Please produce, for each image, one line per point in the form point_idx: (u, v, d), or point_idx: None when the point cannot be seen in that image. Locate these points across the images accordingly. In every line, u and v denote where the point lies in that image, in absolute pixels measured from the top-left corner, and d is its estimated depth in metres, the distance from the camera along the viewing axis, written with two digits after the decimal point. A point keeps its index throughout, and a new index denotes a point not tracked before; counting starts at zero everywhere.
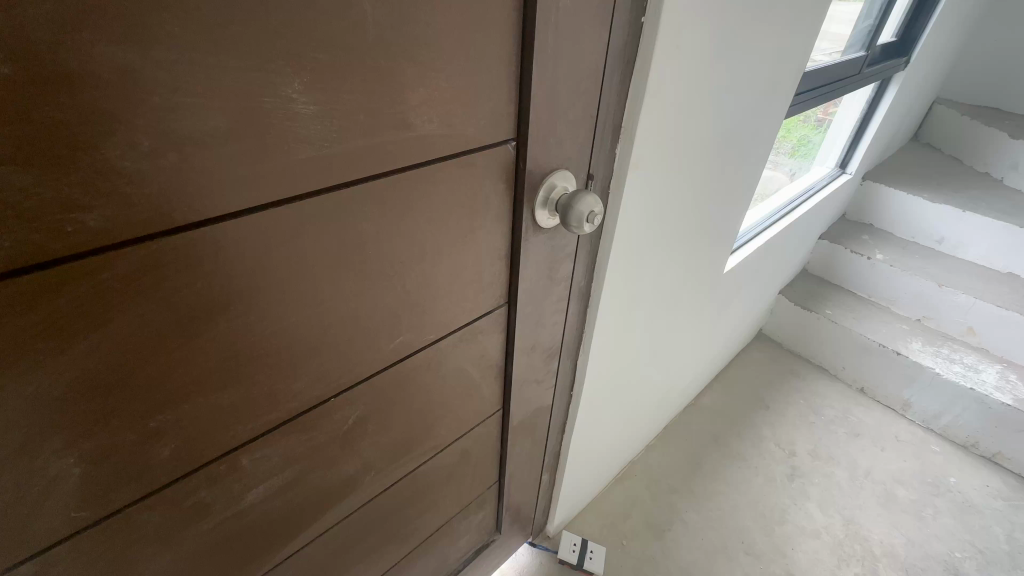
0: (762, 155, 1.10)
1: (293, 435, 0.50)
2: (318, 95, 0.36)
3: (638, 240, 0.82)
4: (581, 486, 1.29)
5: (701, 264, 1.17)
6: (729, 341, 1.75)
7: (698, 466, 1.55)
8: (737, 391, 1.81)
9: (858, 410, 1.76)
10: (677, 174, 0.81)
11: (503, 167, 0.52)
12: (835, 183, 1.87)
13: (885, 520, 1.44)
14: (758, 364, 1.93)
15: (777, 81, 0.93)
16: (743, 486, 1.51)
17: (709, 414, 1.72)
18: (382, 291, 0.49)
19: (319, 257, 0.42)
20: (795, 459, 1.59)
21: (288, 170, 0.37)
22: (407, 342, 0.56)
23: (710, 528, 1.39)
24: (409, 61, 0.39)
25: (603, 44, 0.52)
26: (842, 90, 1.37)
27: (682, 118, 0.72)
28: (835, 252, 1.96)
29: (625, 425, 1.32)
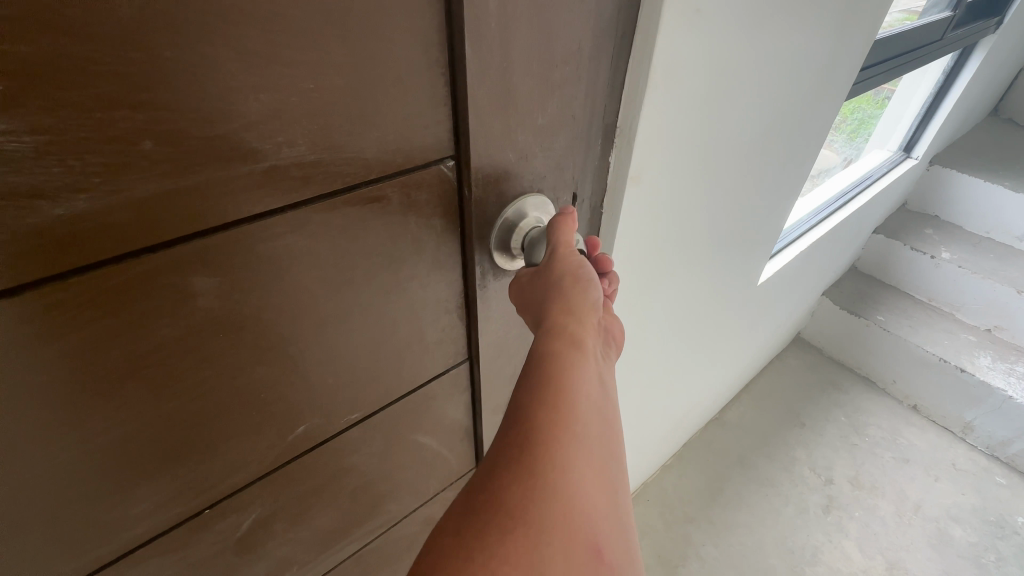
0: (814, 145, 0.89)
1: (149, 559, 0.38)
2: (38, 115, 0.20)
3: (643, 264, 0.66)
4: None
5: (730, 276, 0.99)
6: (762, 350, 1.56)
7: (720, 492, 1.40)
8: (770, 405, 1.62)
9: (909, 431, 1.56)
10: (696, 180, 0.64)
11: (439, 199, 0.36)
12: (896, 170, 1.61)
13: (936, 564, 1.27)
14: (793, 374, 1.72)
15: (838, 53, 0.72)
16: (770, 517, 1.35)
17: (735, 430, 1.55)
18: (258, 376, 0.35)
19: (131, 354, 0.29)
20: (831, 488, 1.41)
21: (19, 241, 0.22)
22: (315, 429, 0.41)
23: (729, 565, 1.26)
24: (225, 48, 0.23)
25: (588, 12, 0.35)
26: (916, 62, 1.12)
27: (702, 111, 0.54)
28: (891, 248, 1.71)
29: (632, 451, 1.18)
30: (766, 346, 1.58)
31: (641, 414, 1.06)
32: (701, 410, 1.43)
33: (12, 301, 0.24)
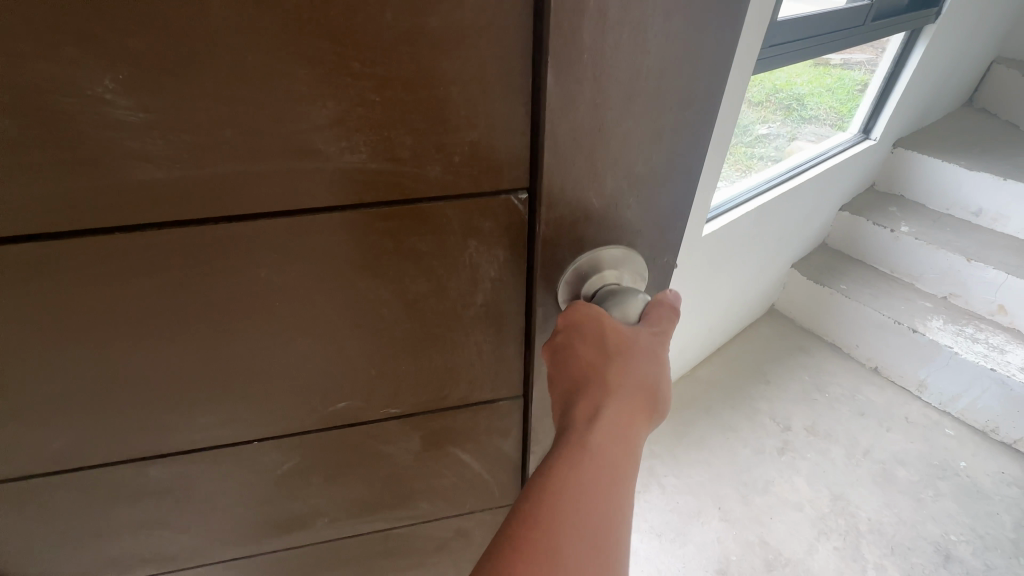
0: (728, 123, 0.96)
1: (202, 463, 0.45)
2: (146, 97, 0.26)
3: None
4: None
5: None
6: (738, 313, 1.66)
7: (685, 434, 1.59)
8: (740, 365, 1.75)
9: (868, 390, 1.68)
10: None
11: (501, 231, 0.34)
12: (852, 150, 1.57)
13: (877, 498, 1.44)
14: (764, 338, 1.83)
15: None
16: (728, 455, 1.54)
17: (704, 384, 1.70)
18: (300, 348, 0.38)
19: (202, 301, 0.34)
20: (788, 434, 1.58)
21: (127, 193, 0.29)
22: (355, 410, 0.44)
23: (688, 492, 1.48)
24: (297, 55, 0.25)
25: (728, 54, 0.28)
26: (820, 47, 1.15)
27: None
28: (855, 225, 1.79)
29: None
30: (742, 310, 1.70)
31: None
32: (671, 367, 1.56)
33: (120, 234, 0.30)
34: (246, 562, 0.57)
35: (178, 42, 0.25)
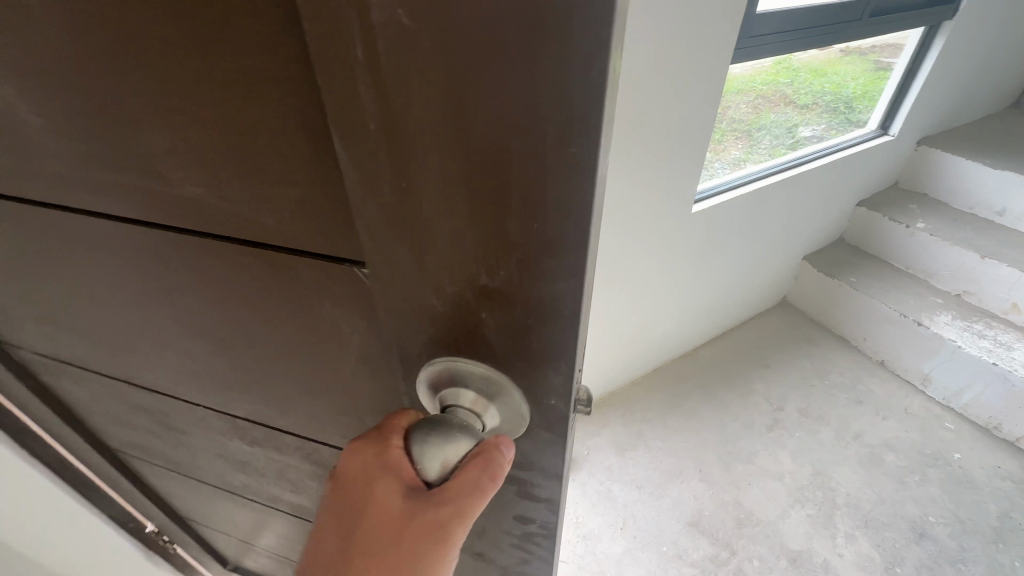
0: (697, 114, 1.26)
1: (162, 403, 0.53)
2: (40, 109, 0.30)
3: None
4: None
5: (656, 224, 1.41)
6: (738, 295, 1.87)
7: (678, 406, 1.71)
8: (742, 348, 1.90)
9: (870, 381, 1.76)
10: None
11: (357, 302, 0.32)
12: (871, 142, 1.82)
13: (859, 477, 1.49)
14: (772, 326, 1.99)
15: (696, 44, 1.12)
16: (720, 428, 1.64)
17: (702, 362, 1.86)
18: (204, 341, 0.42)
19: (124, 283, 0.39)
20: (780, 414, 1.67)
21: (50, 184, 0.34)
22: (262, 410, 0.47)
23: (671, 455, 1.58)
24: (138, 87, 0.26)
25: (571, 163, 0.21)
26: (818, 38, 1.41)
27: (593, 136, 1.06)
28: (871, 219, 1.93)
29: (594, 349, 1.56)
30: (745, 293, 1.90)
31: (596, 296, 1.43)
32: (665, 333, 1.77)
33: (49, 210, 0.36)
34: (247, 505, 0.69)
35: (46, 62, 0.27)
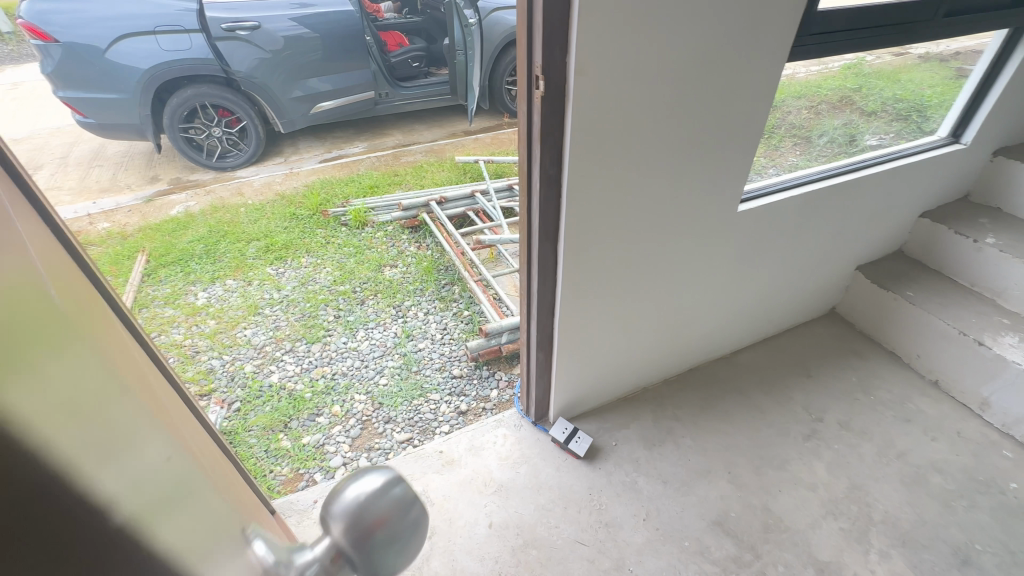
0: (750, 112, 1.22)
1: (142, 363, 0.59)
2: None
3: (622, 225, 1.25)
4: (582, 372, 1.58)
5: (708, 231, 1.44)
6: (786, 301, 1.92)
7: (713, 407, 1.74)
8: (785, 357, 1.94)
9: (921, 400, 1.74)
10: (576, 135, 1.02)
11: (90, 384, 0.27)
12: (940, 150, 1.77)
13: (900, 496, 1.45)
14: (818, 337, 2.02)
15: (752, 46, 1.10)
16: (754, 432, 1.65)
17: (741, 367, 1.90)
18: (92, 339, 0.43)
19: None
20: (818, 424, 1.67)
21: None
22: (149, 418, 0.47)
23: (700, 454, 1.58)
24: None
25: None
26: (891, 39, 1.33)
27: (651, 144, 1.13)
28: (935, 231, 1.91)
29: (631, 343, 1.60)
30: (792, 301, 1.94)
31: (634, 292, 1.45)
32: (704, 334, 1.79)
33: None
34: None
35: None
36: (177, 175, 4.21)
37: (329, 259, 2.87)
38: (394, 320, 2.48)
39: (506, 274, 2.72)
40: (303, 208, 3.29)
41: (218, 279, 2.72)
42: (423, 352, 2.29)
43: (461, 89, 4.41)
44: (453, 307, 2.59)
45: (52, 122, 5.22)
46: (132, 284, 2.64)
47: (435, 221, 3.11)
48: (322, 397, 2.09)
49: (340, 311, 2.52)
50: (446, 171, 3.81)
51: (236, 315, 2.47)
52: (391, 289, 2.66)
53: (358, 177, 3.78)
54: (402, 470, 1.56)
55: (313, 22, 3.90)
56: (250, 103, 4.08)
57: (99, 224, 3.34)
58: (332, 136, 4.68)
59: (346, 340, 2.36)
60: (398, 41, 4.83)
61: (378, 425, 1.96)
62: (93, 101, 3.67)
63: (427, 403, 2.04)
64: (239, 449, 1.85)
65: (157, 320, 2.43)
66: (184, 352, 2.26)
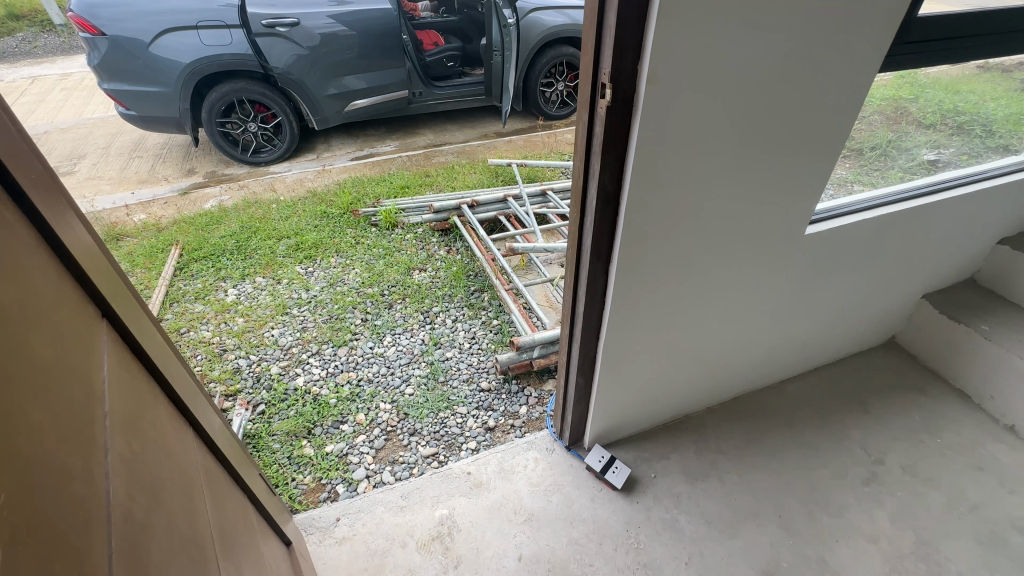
0: (829, 128, 1.11)
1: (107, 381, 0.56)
2: None
3: (677, 248, 1.15)
4: (622, 399, 1.48)
5: (769, 256, 1.32)
6: (843, 329, 1.77)
7: (761, 441, 1.61)
8: (840, 390, 1.79)
9: (994, 446, 1.59)
10: (642, 150, 0.92)
11: None
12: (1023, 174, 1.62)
13: (973, 556, 1.32)
14: (876, 369, 1.87)
15: (843, 58, 0.98)
16: (807, 472, 1.52)
17: (792, 397, 1.77)
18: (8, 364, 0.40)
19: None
20: (878, 467, 1.53)
21: None
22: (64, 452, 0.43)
23: (747, 493, 1.47)
24: None
25: None
26: (990, 49, 1.20)
27: (716, 164, 1.03)
28: (1016, 261, 1.75)
29: (676, 369, 1.50)
30: (850, 329, 1.79)
31: (684, 318, 1.35)
32: (753, 362, 1.67)
33: None
34: None
35: None
36: (212, 169, 4.26)
37: (358, 260, 2.83)
38: (421, 327, 2.42)
39: (537, 283, 2.58)
40: (334, 207, 3.27)
41: (248, 276, 2.71)
42: (450, 361, 2.22)
43: (496, 90, 4.34)
44: (481, 315, 2.51)
45: (97, 112, 5.37)
46: (165, 278, 2.66)
47: (466, 225, 3.04)
48: (346, 404, 2.04)
49: (367, 315, 2.47)
50: (478, 173, 3.74)
51: (265, 314, 2.45)
52: (420, 293, 2.61)
53: (390, 176, 3.74)
54: (428, 490, 1.49)
55: (351, 20, 3.89)
56: (286, 99, 4.09)
57: (137, 216, 3.39)
58: (365, 134, 4.67)
59: (372, 345, 2.31)
60: (434, 40, 4.78)
61: (402, 437, 1.90)
62: (137, 94, 3.74)
63: (453, 416, 1.97)
64: (262, 455, 1.82)
65: (188, 316, 2.44)
66: (212, 350, 2.26)
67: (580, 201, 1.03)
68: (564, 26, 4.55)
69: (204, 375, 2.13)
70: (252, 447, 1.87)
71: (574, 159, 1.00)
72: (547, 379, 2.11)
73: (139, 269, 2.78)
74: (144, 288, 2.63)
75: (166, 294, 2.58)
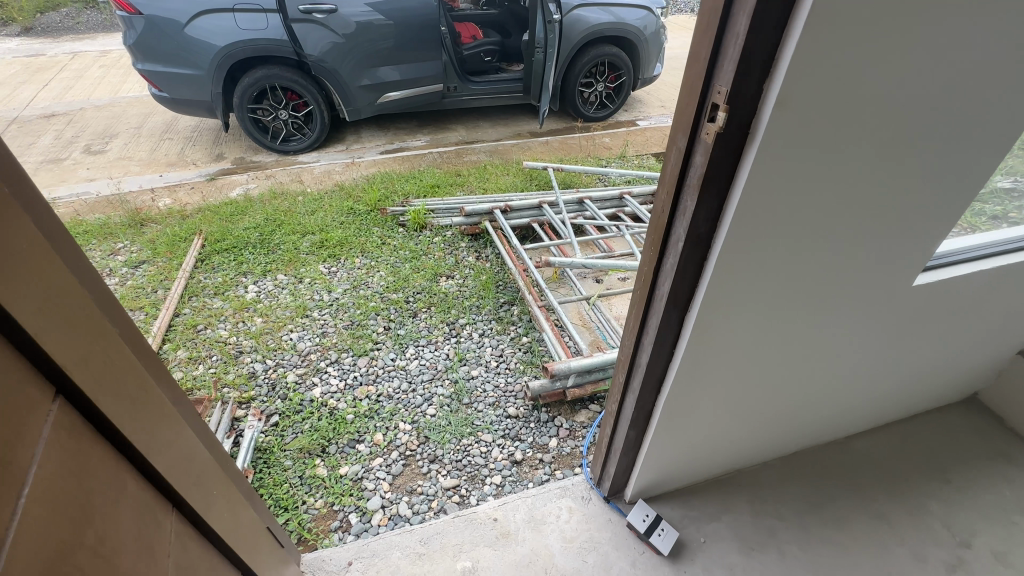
0: (967, 168, 0.92)
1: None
2: None
3: (769, 300, 0.97)
4: (674, 453, 1.31)
5: (865, 309, 1.13)
6: (924, 385, 1.57)
7: (826, 508, 1.43)
8: (915, 452, 1.59)
9: None
10: (753, 191, 0.74)
11: None
12: None
13: None
14: (955, 429, 1.66)
15: (1008, 87, 0.79)
16: (880, 551, 1.33)
17: (859, 457, 1.57)
18: None
19: None
20: (965, 552, 1.34)
21: None
22: None
23: (812, 571, 1.29)
24: None
25: None
26: None
27: (834, 208, 0.85)
28: None
29: (737, 423, 1.33)
30: (931, 384, 1.59)
31: (757, 373, 1.17)
32: (822, 416, 1.48)
33: None
34: None
35: None
36: (240, 155, 4.18)
37: (383, 262, 2.70)
38: (446, 340, 2.27)
39: (573, 302, 2.39)
40: (361, 203, 3.15)
41: (270, 272, 2.60)
42: (475, 381, 2.08)
43: (534, 88, 4.18)
44: (510, 331, 2.36)
45: (131, 91, 5.36)
46: (186, 270, 2.56)
47: (498, 231, 2.88)
48: (364, 421, 1.91)
49: (390, 323, 2.34)
50: (512, 176, 3.58)
51: (284, 315, 2.34)
52: (446, 302, 2.46)
53: (420, 173, 3.61)
54: (451, 537, 1.34)
55: (390, 8, 3.75)
56: (318, 88, 3.98)
57: (162, 201, 3.32)
58: (396, 127, 4.55)
59: (394, 357, 2.18)
60: (472, 33, 4.63)
61: (422, 464, 1.76)
62: (169, 75, 3.67)
63: (477, 444, 1.83)
64: (273, 474, 1.70)
65: (206, 312, 2.34)
66: (228, 351, 2.15)
67: (659, 239, 0.86)
68: (609, 24, 4.35)
69: (218, 379, 2.02)
70: (262, 463, 1.76)
71: (658, 190, 0.84)
72: (580, 409, 1.95)
73: (160, 258, 2.69)
74: (165, 279, 2.54)
75: (185, 287, 2.49)
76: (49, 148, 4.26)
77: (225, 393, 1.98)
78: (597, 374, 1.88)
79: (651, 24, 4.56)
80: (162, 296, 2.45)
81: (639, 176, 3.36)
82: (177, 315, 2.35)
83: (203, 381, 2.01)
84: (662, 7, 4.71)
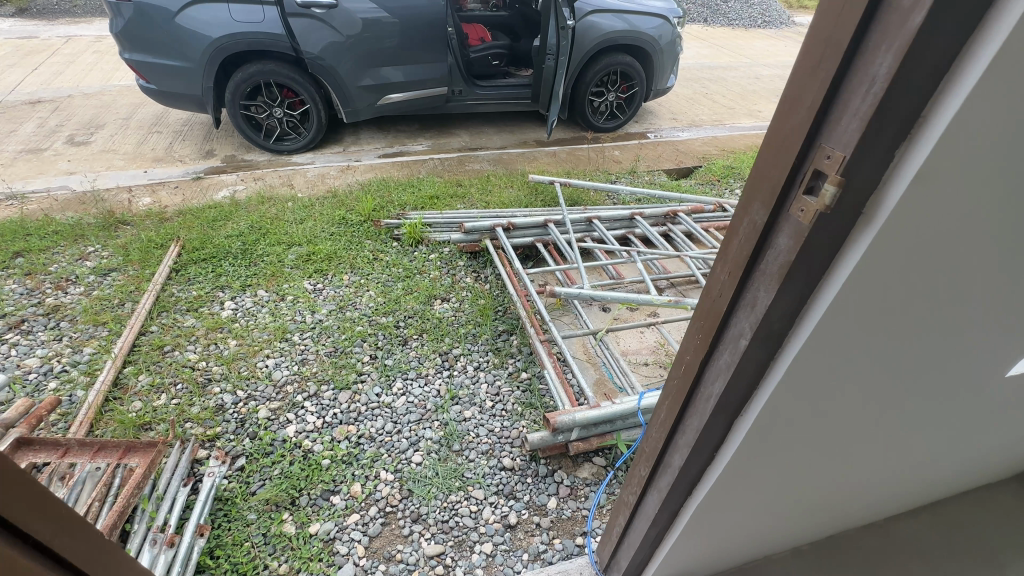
0: None
1: None
2: None
3: (841, 409, 0.76)
4: (695, 550, 1.11)
5: (944, 403, 0.94)
6: (979, 465, 1.38)
7: None
8: (964, 540, 1.40)
9: None
10: (859, 290, 0.54)
11: None
12: None
13: None
14: (1007, 513, 1.48)
15: None
16: None
17: (902, 544, 1.38)
18: None
19: None
20: None
21: None
22: None
23: None
24: None
25: None
26: None
27: (951, 314, 0.65)
28: None
29: (773, 514, 1.13)
30: (986, 464, 1.40)
31: (807, 470, 0.97)
32: (866, 501, 1.29)
33: None
34: None
35: None
36: (231, 153, 3.97)
37: (373, 280, 2.50)
38: (438, 374, 2.07)
39: (578, 336, 2.19)
40: (354, 213, 2.95)
41: (249, 288, 2.39)
42: (467, 424, 1.88)
43: (542, 98, 3.94)
44: (507, 365, 2.16)
45: (122, 79, 5.13)
46: (157, 282, 2.35)
47: (499, 251, 2.68)
48: (341, 468, 1.70)
49: (377, 351, 2.13)
50: (516, 189, 3.39)
51: (261, 338, 2.13)
52: (439, 329, 2.26)
53: (419, 181, 3.40)
54: None
55: (395, 6, 3.54)
56: (316, 86, 3.77)
57: (142, 202, 3.11)
58: (396, 130, 4.35)
59: (379, 392, 1.97)
60: (480, 35, 4.43)
61: (403, 523, 1.57)
62: (158, 66, 3.46)
63: (467, 501, 1.63)
64: (232, 531, 1.49)
65: (175, 332, 2.12)
66: (195, 379, 1.94)
67: (710, 329, 0.67)
68: (622, 32, 4.16)
69: (180, 413, 1.81)
70: (221, 517, 1.54)
71: (714, 267, 0.64)
72: (583, 463, 1.76)
73: (131, 267, 2.48)
74: (134, 290, 2.33)
75: (155, 300, 2.27)
76: (30, 136, 4.03)
77: (188, 429, 1.77)
78: (603, 427, 1.69)
79: (666, 34, 4.37)
80: (128, 310, 2.23)
81: (650, 196, 3.16)
82: (143, 333, 2.13)
83: (165, 414, 1.80)
84: (679, 16, 4.53)
